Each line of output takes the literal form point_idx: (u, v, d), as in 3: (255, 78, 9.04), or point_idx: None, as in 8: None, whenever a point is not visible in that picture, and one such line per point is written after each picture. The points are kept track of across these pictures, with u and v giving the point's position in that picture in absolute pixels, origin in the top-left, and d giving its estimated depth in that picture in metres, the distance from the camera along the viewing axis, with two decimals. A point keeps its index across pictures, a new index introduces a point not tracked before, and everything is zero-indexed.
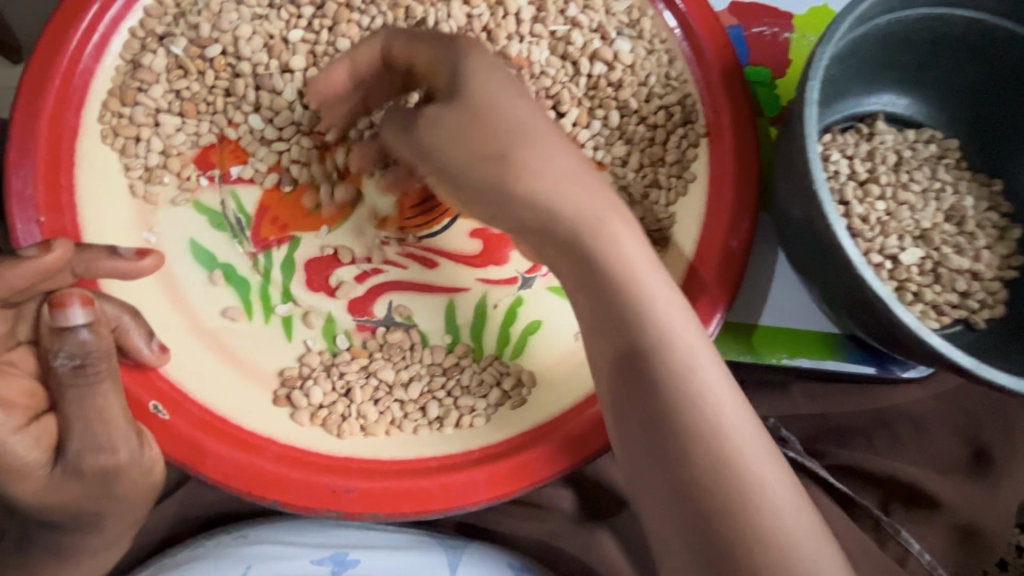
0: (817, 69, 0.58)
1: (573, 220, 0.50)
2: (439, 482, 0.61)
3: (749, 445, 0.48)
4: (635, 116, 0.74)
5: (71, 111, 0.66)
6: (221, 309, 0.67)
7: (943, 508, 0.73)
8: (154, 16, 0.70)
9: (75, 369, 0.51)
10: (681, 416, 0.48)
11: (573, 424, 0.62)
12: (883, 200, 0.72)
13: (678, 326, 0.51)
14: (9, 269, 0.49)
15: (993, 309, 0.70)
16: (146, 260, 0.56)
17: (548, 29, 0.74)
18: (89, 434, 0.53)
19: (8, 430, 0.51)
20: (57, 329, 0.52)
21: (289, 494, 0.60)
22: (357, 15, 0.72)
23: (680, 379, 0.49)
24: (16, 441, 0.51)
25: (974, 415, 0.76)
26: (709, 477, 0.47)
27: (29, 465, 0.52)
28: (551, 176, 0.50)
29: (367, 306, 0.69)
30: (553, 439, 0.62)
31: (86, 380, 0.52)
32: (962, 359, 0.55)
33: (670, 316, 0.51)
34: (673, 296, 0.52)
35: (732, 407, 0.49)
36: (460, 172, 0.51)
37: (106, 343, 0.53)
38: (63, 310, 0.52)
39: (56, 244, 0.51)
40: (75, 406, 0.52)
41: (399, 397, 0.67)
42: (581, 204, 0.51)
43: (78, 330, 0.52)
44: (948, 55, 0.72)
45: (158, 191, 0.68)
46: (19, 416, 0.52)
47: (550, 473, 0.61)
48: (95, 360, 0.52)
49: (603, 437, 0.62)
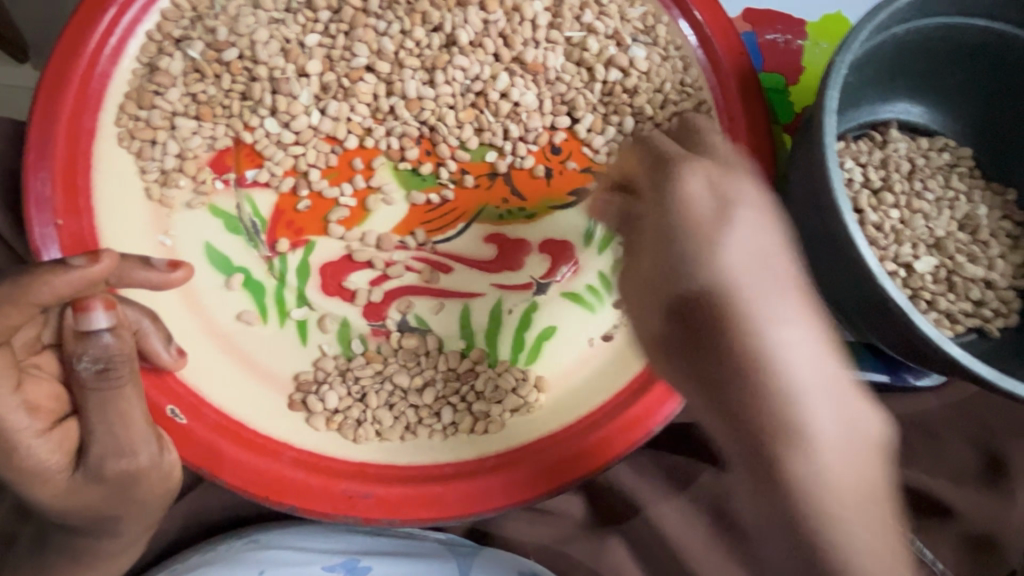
0: (835, 79, 0.58)
1: (738, 270, 0.49)
2: (455, 487, 0.62)
3: (831, 455, 0.46)
4: (651, 122, 0.74)
5: (88, 114, 0.67)
6: (237, 314, 0.67)
7: (955, 515, 0.74)
8: (171, 19, 0.70)
9: (98, 373, 0.51)
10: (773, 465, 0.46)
11: (574, 440, 0.64)
12: (897, 208, 0.72)
13: (774, 343, 0.48)
14: (55, 275, 0.47)
15: (1006, 317, 0.71)
16: (177, 273, 0.55)
17: (564, 35, 0.74)
18: (110, 438, 0.53)
19: (32, 433, 0.51)
20: (81, 332, 0.52)
21: (306, 500, 0.61)
22: (373, 20, 0.72)
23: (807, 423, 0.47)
24: (39, 445, 0.51)
25: (987, 422, 0.76)
26: (811, 502, 0.45)
27: (50, 469, 0.52)
28: (736, 244, 0.51)
29: (383, 310, 0.69)
30: (539, 458, 0.63)
31: (109, 384, 0.52)
32: (979, 368, 0.55)
33: (789, 350, 0.47)
34: (802, 331, 0.49)
35: (823, 424, 0.47)
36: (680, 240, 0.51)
37: (128, 347, 0.53)
38: (86, 313, 0.51)
39: (103, 253, 0.50)
40: (98, 410, 0.53)
41: (413, 402, 0.67)
42: (746, 274, 0.49)
43: (101, 334, 0.52)
44: (962, 63, 0.72)
45: (174, 194, 0.68)
46: (43, 419, 0.52)
47: (503, 501, 0.62)
48: (118, 364, 0.52)
49: (592, 462, 0.63)
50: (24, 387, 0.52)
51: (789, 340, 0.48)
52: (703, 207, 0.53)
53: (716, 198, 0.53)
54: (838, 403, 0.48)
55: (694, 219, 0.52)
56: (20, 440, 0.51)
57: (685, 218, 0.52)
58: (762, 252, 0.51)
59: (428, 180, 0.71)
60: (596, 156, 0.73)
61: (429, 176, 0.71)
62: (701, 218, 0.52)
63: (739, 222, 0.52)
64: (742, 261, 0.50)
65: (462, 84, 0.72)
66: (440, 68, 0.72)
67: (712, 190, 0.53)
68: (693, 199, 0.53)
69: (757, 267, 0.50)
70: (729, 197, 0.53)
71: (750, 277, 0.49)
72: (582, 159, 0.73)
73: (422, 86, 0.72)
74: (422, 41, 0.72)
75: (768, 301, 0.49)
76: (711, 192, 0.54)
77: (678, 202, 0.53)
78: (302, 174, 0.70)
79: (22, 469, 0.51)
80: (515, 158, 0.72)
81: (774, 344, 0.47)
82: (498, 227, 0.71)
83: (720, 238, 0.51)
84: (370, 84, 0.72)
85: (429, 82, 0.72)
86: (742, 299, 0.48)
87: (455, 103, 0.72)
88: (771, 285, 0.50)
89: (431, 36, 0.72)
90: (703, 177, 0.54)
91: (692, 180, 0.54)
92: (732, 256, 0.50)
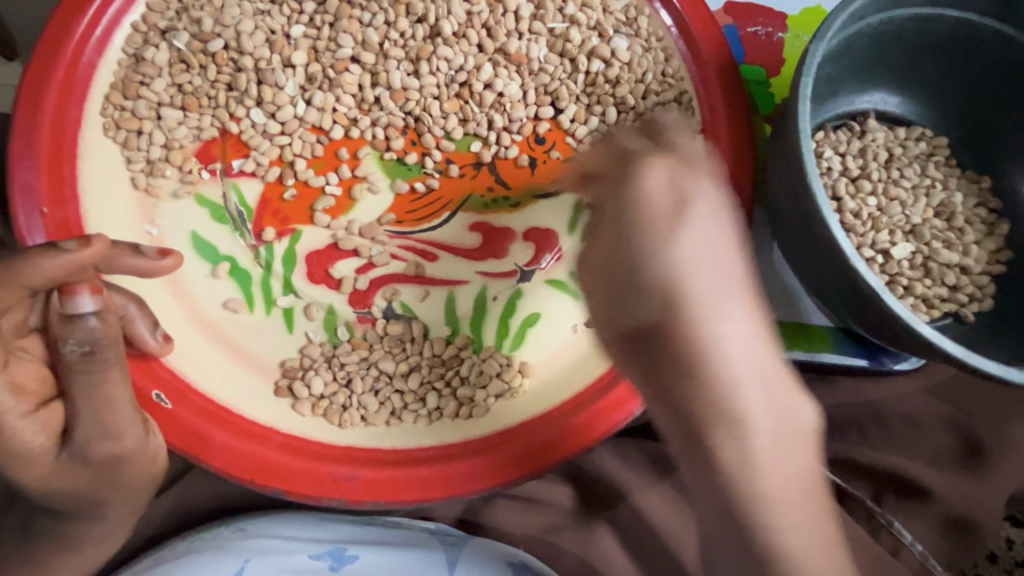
0: (810, 65, 0.60)
1: (694, 253, 0.45)
2: (443, 466, 0.63)
3: (777, 462, 0.43)
4: (633, 113, 0.75)
5: (74, 104, 0.67)
6: (224, 302, 0.68)
7: (934, 497, 0.75)
8: (156, 10, 0.71)
9: (83, 356, 0.52)
10: (745, 498, 0.42)
11: (536, 432, 0.65)
12: (875, 196, 0.73)
13: (730, 351, 0.43)
14: (44, 257, 0.48)
15: (981, 302, 0.72)
16: (167, 261, 0.56)
17: (547, 26, 0.75)
18: (95, 420, 0.54)
19: (17, 415, 0.52)
20: (66, 316, 0.51)
21: (291, 483, 0.61)
22: (358, 12, 0.73)
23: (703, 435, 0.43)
24: (23, 427, 0.52)
25: (965, 406, 0.77)
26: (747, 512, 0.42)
27: (35, 450, 0.53)
28: (694, 234, 0.45)
29: (369, 297, 0.69)
30: (490, 454, 0.64)
31: (94, 367, 0.52)
32: (950, 347, 0.57)
33: (733, 346, 0.43)
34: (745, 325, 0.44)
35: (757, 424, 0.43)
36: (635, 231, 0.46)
37: (113, 330, 0.52)
38: (71, 297, 0.51)
39: (95, 238, 0.50)
40: (82, 393, 0.53)
41: (398, 388, 0.68)
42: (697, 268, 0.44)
43: (87, 318, 0.51)
44: (938, 54, 0.74)
45: (160, 184, 0.68)
46: (28, 401, 0.53)
47: (472, 486, 0.63)
48: (104, 347, 0.52)
49: (571, 445, 0.63)
50: (10, 368, 0.53)
51: (737, 334, 0.44)
52: (664, 205, 0.47)
53: (674, 195, 0.47)
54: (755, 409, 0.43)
55: (647, 224, 0.46)
56: (5, 421, 0.51)
57: (642, 223, 0.46)
58: (714, 258, 0.45)
59: (413, 169, 0.72)
60: (579, 146, 0.74)
61: (414, 166, 0.72)
62: (654, 224, 0.46)
63: (698, 222, 0.46)
64: (700, 276, 0.44)
65: (446, 75, 0.73)
66: (424, 58, 0.73)
67: (671, 194, 0.47)
68: (654, 199, 0.47)
69: (710, 262, 0.45)
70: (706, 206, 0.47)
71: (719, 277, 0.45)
72: (565, 148, 0.74)
73: (407, 77, 0.73)
74: (407, 32, 0.73)
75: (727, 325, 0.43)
76: (660, 198, 0.47)
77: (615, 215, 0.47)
78: (288, 164, 0.71)
79: (7, 450, 0.52)
80: (499, 148, 0.73)
81: (724, 371, 0.43)
82: (484, 216, 0.72)
83: (674, 235, 0.45)
84: (355, 75, 0.72)
85: (414, 73, 0.73)
86: (698, 293, 0.43)
87: (439, 94, 0.73)
88: (707, 302, 0.43)
89: (415, 27, 0.73)
90: (608, 195, 0.48)
91: (650, 174, 0.48)
92: (672, 273, 0.44)
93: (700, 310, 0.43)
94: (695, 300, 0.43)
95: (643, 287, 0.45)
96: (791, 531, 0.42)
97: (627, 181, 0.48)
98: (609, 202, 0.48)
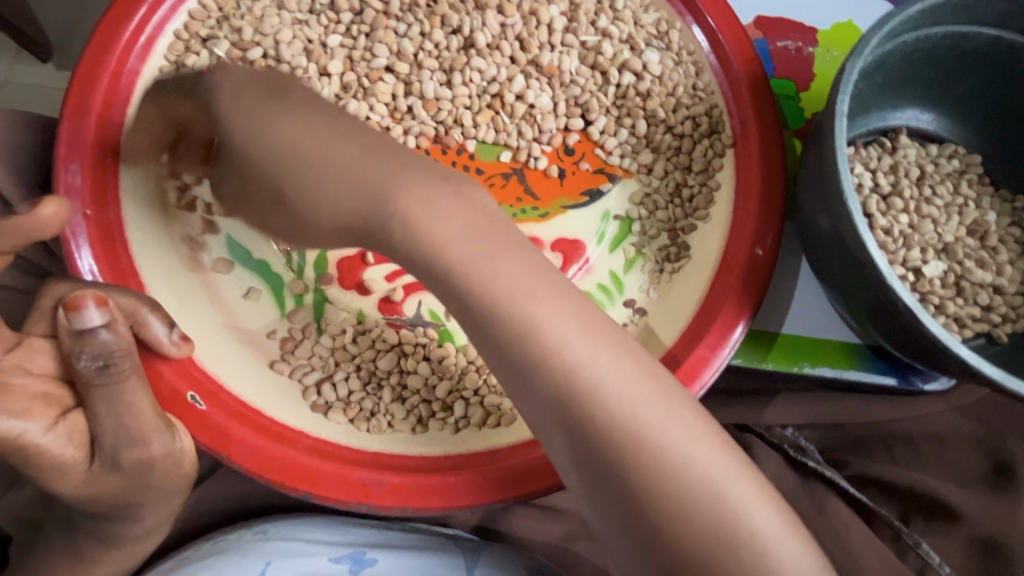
0: (846, 84, 0.60)
1: (325, 181, 0.53)
2: (528, 459, 0.62)
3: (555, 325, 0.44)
4: (663, 125, 0.76)
5: (117, 109, 0.67)
6: (260, 307, 0.70)
7: (963, 519, 0.72)
8: (199, 19, 0.73)
9: (99, 370, 0.53)
10: (591, 408, 0.42)
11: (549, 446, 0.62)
12: (907, 213, 0.73)
13: (285, 150, 0.55)
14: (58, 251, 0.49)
15: (1016, 323, 0.71)
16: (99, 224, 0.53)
17: (579, 39, 0.76)
18: (121, 430, 0.55)
19: (37, 431, 0.52)
20: (76, 331, 0.53)
21: (321, 486, 0.61)
22: (394, 22, 0.74)
23: (527, 345, 0.44)
24: (48, 440, 0.53)
25: (993, 426, 0.76)
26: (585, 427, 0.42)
27: (66, 460, 0.54)
28: (279, 127, 0.56)
29: (397, 305, 0.71)
30: (520, 462, 0.62)
31: (111, 379, 0.53)
32: (988, 369, 0.55)
33: (314, 161, 0.54)
34: (307, 142, 0.55)
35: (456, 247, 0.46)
36: (239, 134, 0.57)
37: (125, 341, 0.54)
38: (78, 312, 0.53)
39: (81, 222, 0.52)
40: (103, 404, 0.54)
41: (426, 397, 0.69)
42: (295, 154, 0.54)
43: (96, 330, 0.53)
44: (974, 72, 0.73)
45: (198, 186, 0.70)
46: (42, 418, 0.53)
47: (499, 496, 0.61)
48: (118, 359, 0.53)
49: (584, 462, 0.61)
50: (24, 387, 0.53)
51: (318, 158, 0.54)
52: (254, 85, 0.62)
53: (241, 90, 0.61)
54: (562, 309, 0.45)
55: (240, 116, 0.58)
56: (28, 439, 0.52)
57: (227, 93, 0.62)
58: (303, 123, 0.56)
59: None
60: (609, 157, 0.75)
61: None
62: (259, 100, 0.60)
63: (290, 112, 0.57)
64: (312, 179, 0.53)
65: (479, 86, 0.74)
66: (457, 69, 0.74)
67: (260, 83, 0.62)
68: (289, 137, 0.55)
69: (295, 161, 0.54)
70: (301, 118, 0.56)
71: (258, 140, 0.56)
72: (595, 160, 0.75)
73: (439, 87, 0.74)
74: (441, 43, 0.74)
75: (290, 213, 0.56)
76: (261, 85, 0.62)
77: (231, 95, 0.61)
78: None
79: (40, 460, 0.53)
80: (529, 157, 0.74)
81: (353, 189, 0.51)
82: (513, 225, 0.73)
83: (265, 120, 0.57)
84: (389, 84, 0.74)
85: (447, 83, 0.74)
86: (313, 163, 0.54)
87: (471, 104, 0.74)
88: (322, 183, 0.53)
89: (449, 38, 0.74)
90: (233, 83, 0.63)
91: (244, 93, 0.60)
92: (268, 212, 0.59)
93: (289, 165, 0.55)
94: (280, 149, 0.55)
95: (262, 162, 0.56)
96: (665, 446, 0.41)
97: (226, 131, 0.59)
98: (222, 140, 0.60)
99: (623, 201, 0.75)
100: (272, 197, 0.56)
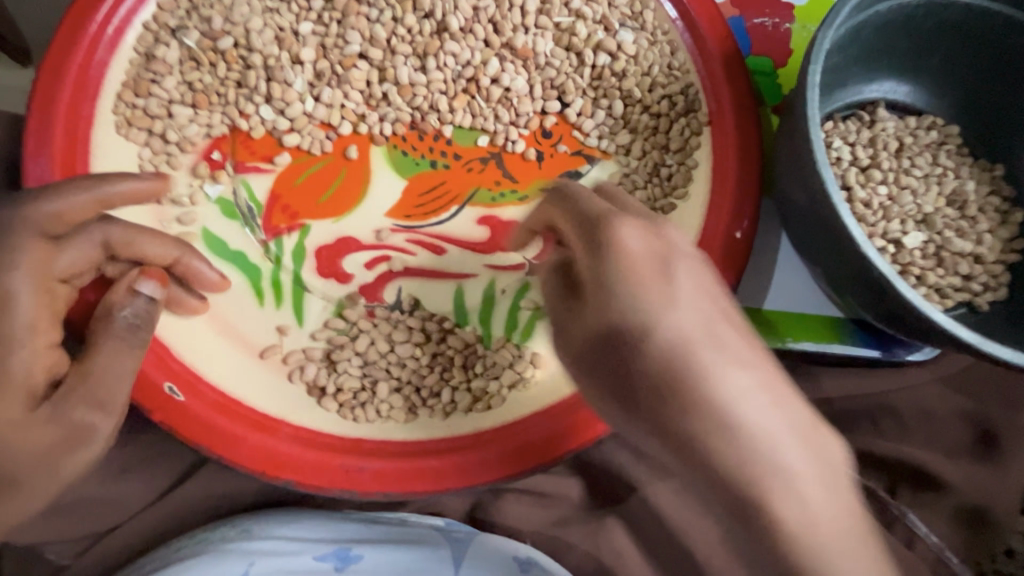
0: (817, 54, 0.59)
1: (729, 382, 0.44)
2: (509, 439, 0.64)
3: (689, 326, 0.47)
4: (639, 105, 0.75)
5: (86, 102, 0.68)
6: (237, 297, 0.68)
7: (948, 488, 0.74)
8: (167, 9, 0.71)
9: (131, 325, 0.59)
10: (719, 414, 0.43)
11: (534, 429, 0.64)
12: (886, 184, 0.73)
13: (674, 325, 0.47)
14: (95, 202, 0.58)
15: (996, 291, 0.71)
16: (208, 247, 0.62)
17: (553, 20, 0.76)
18: None
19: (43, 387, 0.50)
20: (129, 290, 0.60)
21: (303, 474, 0.62)
22: (366, 8, 0.74)
23: (677, 366, 0.45)
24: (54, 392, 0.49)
25: (981, 397, 0.76)
26: (711, 437, 0.43)
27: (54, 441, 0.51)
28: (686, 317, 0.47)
29: (378, 291, 0.69)
30: (504, 444, 0.64)
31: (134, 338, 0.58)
32: (964, 333, 0.56)
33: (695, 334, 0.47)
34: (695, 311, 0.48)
35: (679, 296, 0.48)
36: (644, 308, 0.48)
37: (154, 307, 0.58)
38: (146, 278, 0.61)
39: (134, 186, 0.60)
40: None
41: (412, 384, 0.68)
42: (685, 326, 0.47)
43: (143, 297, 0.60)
44: (946, 43, 0.73)
45: (171, 174, 0.69)
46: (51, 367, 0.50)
47: (483, 476, 0.63)
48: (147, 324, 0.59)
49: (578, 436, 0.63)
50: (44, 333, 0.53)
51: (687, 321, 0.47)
52: (648, 257, 0.50)
53: (662, 256, 0.51)
54: (696, 320, 0.48)
55: (639, 271, 0.49)
56: None
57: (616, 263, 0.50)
58: (707, 322, 0.48)
59: (420, 163, 0.72)
60: (586, 139, 0.74)
61: (422, 159, 0.72)
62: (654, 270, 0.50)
63: (682, 279, 0.50)
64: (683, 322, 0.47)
65: (453, 70, 0.74)
66: (431, 54, 0.73)
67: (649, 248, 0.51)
68: (636, 254, 0.50)
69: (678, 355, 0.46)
70: (687, 266, 0.51)
71: (698, 333, 0.47)
72: (573, 142, 0.75)
73: (414, 72, 0.73)
74: (414, 27, 0.74)
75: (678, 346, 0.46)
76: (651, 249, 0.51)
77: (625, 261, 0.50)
78: (280, 146, 0.71)
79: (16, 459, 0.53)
80: (506, 142, 0.73)
81: (702, 390, 0.44)
82: (492, 209, 0.72)
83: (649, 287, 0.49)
84: (363, 71, 0.73)
85: (422, 68, 0.74)
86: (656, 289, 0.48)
87: (446, 89, 0.73)
88: (670, 279, 0.49)
89: (422, 22, 0.74)
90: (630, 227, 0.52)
91: (629, 233, 0.51)
92: (611, 296, 0.48)
93: (659, 310, 0.47)
94: (648, 312, 0.48)
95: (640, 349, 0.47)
96: (782, 464, 0.42)
97: (603, 234, 0.51)
98: (587, 258, 0.52)
99: (602, 182, 0.74)
100: (682, 368, 0.45)
